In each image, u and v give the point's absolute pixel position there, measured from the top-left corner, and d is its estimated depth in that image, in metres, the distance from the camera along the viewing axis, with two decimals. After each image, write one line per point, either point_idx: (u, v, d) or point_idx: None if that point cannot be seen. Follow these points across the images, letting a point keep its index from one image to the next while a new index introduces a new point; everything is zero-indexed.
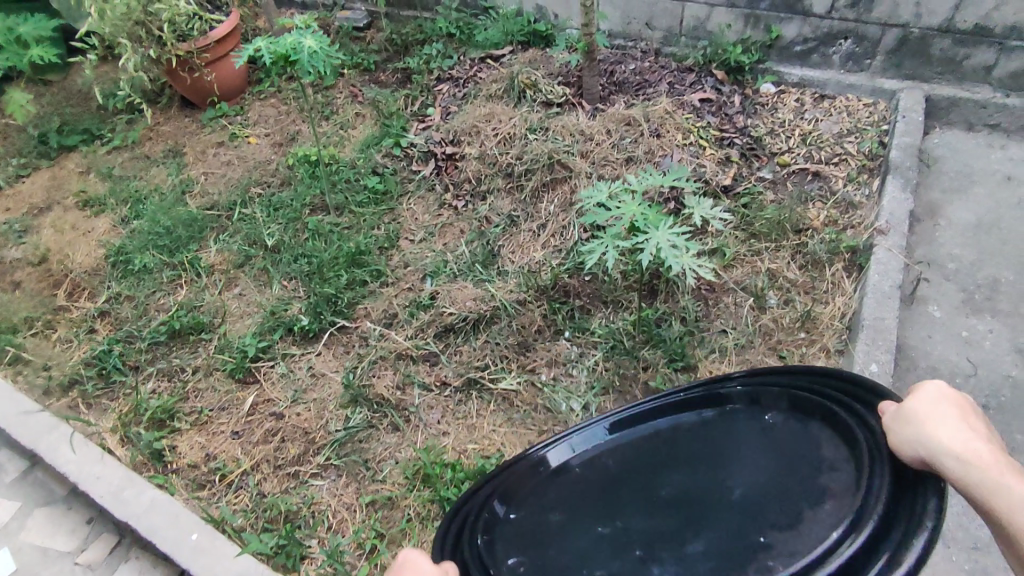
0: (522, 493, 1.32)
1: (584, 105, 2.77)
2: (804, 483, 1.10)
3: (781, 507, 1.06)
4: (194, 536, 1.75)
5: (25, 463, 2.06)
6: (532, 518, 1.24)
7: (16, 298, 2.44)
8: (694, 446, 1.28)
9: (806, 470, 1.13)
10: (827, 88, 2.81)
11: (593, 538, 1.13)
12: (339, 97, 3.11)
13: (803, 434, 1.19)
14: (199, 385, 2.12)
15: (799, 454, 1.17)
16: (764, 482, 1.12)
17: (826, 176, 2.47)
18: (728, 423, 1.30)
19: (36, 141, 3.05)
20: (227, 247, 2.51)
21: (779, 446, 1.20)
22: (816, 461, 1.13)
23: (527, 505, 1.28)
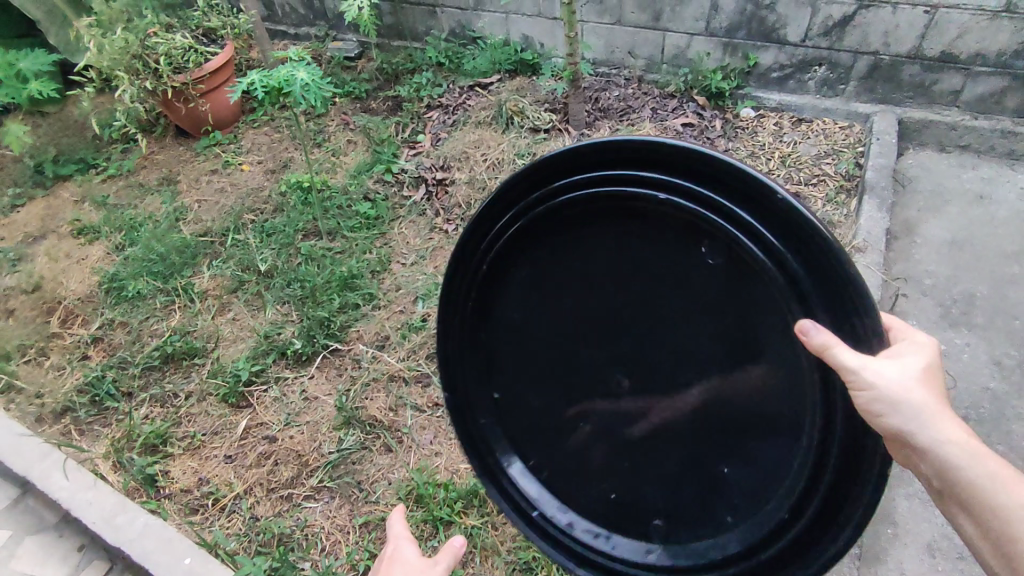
0: (480, 349, 1.22)
1: (571, 131, 2.85)
2: (765, 368, 0.97)
3: (746, 410, 1.00)
4: (186, 560, 1.73)
5: (16, 491, 2.05)
6: (508, 391, 1.22)
7: (9, 326, 2.45)
8: (635, 289, 1.07)
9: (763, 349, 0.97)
10: (805, 113, 2.93)
11: (584, 442, 1.17)
12: (331, 125, 3.18)
13: (749, 290, 0.96)
14: (192, 410, 2.13)
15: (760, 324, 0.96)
16: (726, 367, 1.01)
17: (805, 197, 2.55)
18: (663, 262, 1.04)
19: (31, 171, 3.09)
20: (221, 272, 2.55)
21: (732, 308, 0.99)
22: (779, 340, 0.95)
23: (491, 368, 1.22)
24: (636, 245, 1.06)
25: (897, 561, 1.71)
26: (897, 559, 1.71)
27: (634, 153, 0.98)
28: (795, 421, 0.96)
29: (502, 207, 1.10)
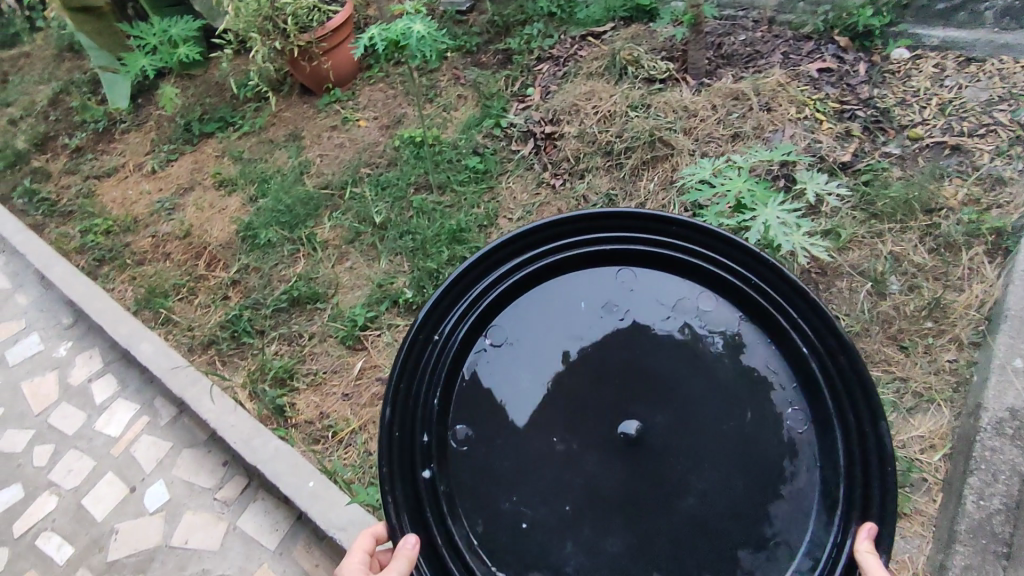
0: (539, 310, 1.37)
1: (689, 80, 2.67)
2: (753, 521, 1.14)
3: (711, 546, 1.13)
4: (311, 483, 1.96)
5: (174, 409, 2.35)
6: (518, 360, 1.32)
7: (167, 268, 2.77)
8: (719, 374, 1.27)
9: (758, 513, 1.15)
10: (976, 51, 2.50)
11: (545, 455, 1.22)
12: (443, 80, 3.20)
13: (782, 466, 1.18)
14: (315, 349, 2.31)
15: (764, 487, 1.16)
16: (716, 500, 1.16)
17: (967, 150, 2.22)
18: (750, 384, 1.26)
19: (181, 129, 3.41)
20: (341, 223, 2.70)
21: (770, 464, 1.18)
22: (768, 500, 1.16)
23: (514, 341, 1.34)
24: (715, 352, 1.29)
25: None
26: None
27: (783, 300, 1.26)
28: None
29: (659, 229, 1.36)
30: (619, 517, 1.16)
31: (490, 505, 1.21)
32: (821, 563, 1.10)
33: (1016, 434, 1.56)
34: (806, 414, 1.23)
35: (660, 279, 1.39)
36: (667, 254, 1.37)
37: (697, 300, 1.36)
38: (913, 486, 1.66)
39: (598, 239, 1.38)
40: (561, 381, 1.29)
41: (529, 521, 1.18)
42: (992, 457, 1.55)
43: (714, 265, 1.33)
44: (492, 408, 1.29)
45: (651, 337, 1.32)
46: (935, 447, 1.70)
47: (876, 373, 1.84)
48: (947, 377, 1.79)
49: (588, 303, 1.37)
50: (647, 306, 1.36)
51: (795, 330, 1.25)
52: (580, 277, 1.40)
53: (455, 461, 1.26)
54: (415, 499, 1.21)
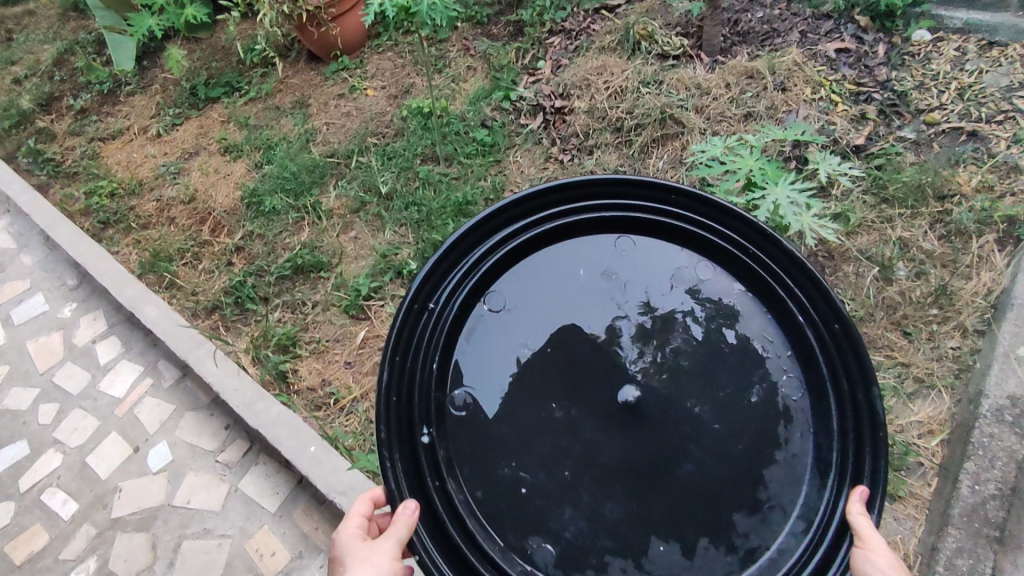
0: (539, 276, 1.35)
1: (703, 57, 2.63)
2: (745, 484, 1.16)
3: (706, 510, 1.15)
4: (312, 449, 1.98)
5: (178, 372, 2.37)
6: (516, 325, 1.31)
7: (171, 232, 2.77)
8: (718, 342, 1.27)
9: (751, 478, 1.17)
10: (997, 36, 2.46)
11: (542, 420, 1.22)
12: (453, 50, 3.14)
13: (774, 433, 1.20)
14: (318, 318, 2.32)
15: (757, 453, 1.18)
16: (712, 466, 1.17)
17: (983, 137, 2.19)
18: (747, 353, 1.26)
19: (187, 93, 3.37)
20: (346, 192, 2.68)
21: (762, 429, 1.20)
22: (761, 465, 1.17)
23: (513, 305, 1.33)
24: (714, 320, 1.29)
25: None
26: None
27: (782, 270, 1.27)
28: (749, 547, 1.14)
29: (659, 198, 1.35)
30: (618, 483, 1.17)
31: (488, 470, 1.22)
32: (814, 525, 1.13)
33: (1014, 421, 1.57)
34: (801, 382, 1.24)
35: (657, 246, 1.38)
36: (664, 221, 1.36)
37: (697, 269, 1.34)
38: (909, 469, 1.68)
39: (596, 206, 1.36)
40: (560, 347, 1.28)
41: (528, 485, 1.19)
42: (990, 444, 1.56)
43: (713, 236, 1.33)
44: (489, 373, 1.28)
45: (651, 305, 1.31)
46: (933, 432, 1.71)
47: (879, 357, 1.83)
48: (950, 364, 1.79)
49: (587, 270, 1.35)
50: (646, 272, 1.34)
51: (792, 299, 1.26)
52: (579, 245, 1.39)
53: (453, 424, 1.26)
54: (413, 467, 1.20)
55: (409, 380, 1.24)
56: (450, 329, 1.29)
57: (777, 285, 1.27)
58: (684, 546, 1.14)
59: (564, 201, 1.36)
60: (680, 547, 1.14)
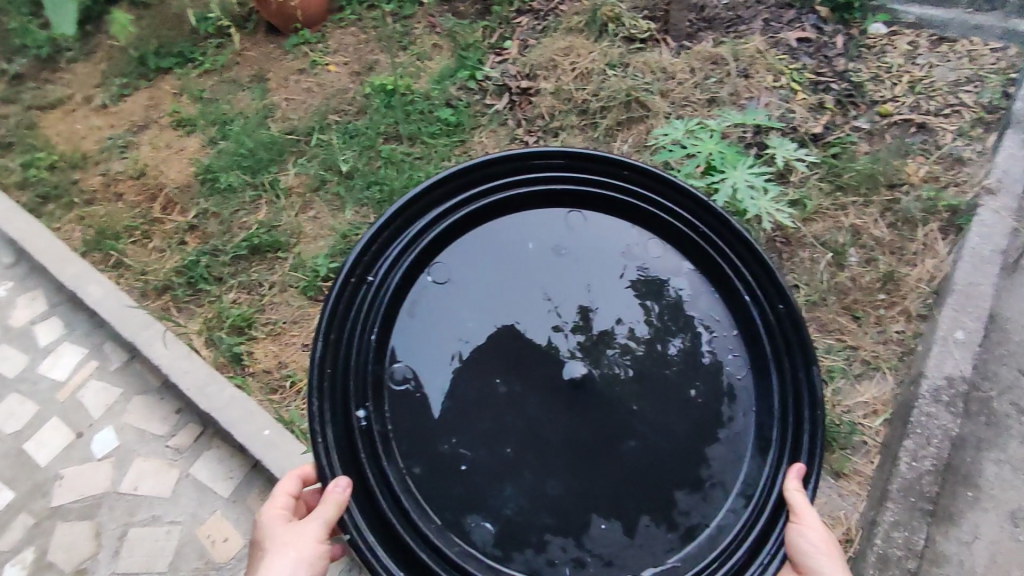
0: (486, 251, 1.34)
1: (669, 42, 2.63)
2: (684, 460, 1.20)
3: (646, 484, 1.18)
4: (266, 432, 1.93)
5: (126, 354, 2.28)
6: (463, 300, 1.29)
7: (119, 209, 2.64)
8: (664, 322, 1.29)
9: (690, 455, 1.21)
10: (949, 30, 2.52)
11: (488, 396, 1.22)
12: (418, 27, 3.07)
13: (716, 411, 1.24)
14: (275, 299, 2.26)
15: (697, 430, 1.22)
16: (653, 442, 1.20)
17: (933, 129, 2.25)
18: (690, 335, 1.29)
19: (135, 63, 3.20)
20: (305, 170, 2.60)
21: (703, 408, 1.24)
22: (700, 443, 1.21)
23: (459, 279, 1.31)
24: (660, 301, 1.31)
25: (973, 525, 1.62)
26: (973, 522, 1.62)
27: (729, 253, 1.30)
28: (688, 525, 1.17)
29: (610, 176, 1.35)
30: (561, 460, 1.18)
31: (429, 447, 1.20)
32: (753, 501, 1.17)
33: (950, 401, 1.65)
34: (744, 361, 1.28)
35: (606, 225, 1.39)
36: (615, 200, 1.37)
37: (645, 250, 1.37)
38: (854, 448, 1.74)
39: (547, 181, 1.35)
40: (506, 323, 1.27)
41: (470, 462, 1.19)
42: (928, 422, 1.63)
43: (663, 216, 1.35)
44: (434, 349, 1.26)
45: (598, 283, 1.31)
46: (877, 412, 1.78)
47: (830, 341, 1.89)
48: (894, 347, 1.86)
49: (536, 245, 1.35)
50: (595, 251, 1.35)
51: (738, 283, 1.29)
52: (529, 221, 1.38)
53: (393, 401, 1.23)
54: (349, 444, 1.16)
55: (346, 352, 1.19)
56: (393, 300, 1.26)
57: (723, 265, 1.30)
58: (625, 523, 1.15)
59: (513, 173, 1.34)
60: (621, 524, 1.15)
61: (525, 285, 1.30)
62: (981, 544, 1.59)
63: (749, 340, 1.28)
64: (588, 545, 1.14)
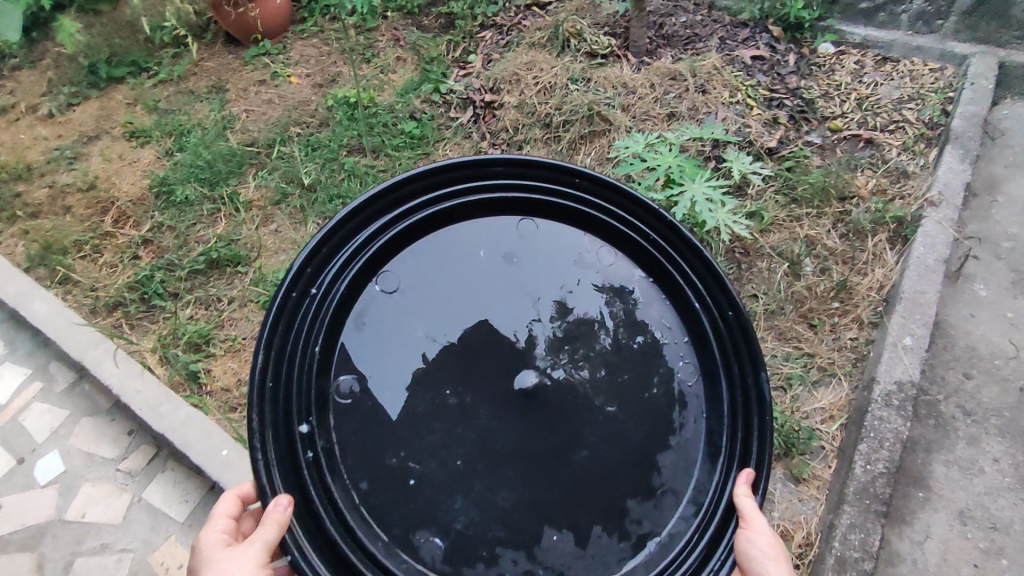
0: (435, 259, 1.33)
1: (630, 58, 2.68)
2: (636, 468, 1.20)
3: (597, 493, 1.18)
4: (224, 452, 1.87)
5: (73, 374, 2.18)
6: (412, 310, 1.28)
7: (66, 222, 2.54)
8: (616, 330, 1.30)
9: (642, 462, 1.21)
10: (891, 51, 2.64)
11: (438, 408, 1.21)
12: (381, 40, 3.06)
13: (667, 418, 1.25)
14: (234, 314, 2.20)
15: (649, 437, 1.23)
16: (606, 450, 1.20)
17: (879, 144, 2.35)
18: (642, 341, 1.30)
19: (86, 71, 3.10)
20: (266, 183, 2.55)
21: (654, 414, 1.25)
22: (652, 450, 1.22)
23: (408, 288, 1.30)
24: (611, 309, 1.32)
25: (925, 525, 1.68)
26: (925, 522, 1.68)
27: (679, 259, 1.31)
28: (641, 533, 1.18)
29: (562, 182, 1.36)
30: (513, 470, 1.18)
31: (377, 462, 1.18)
32: (703, 508, 1.18)
33: (900, 405, 1.71)
34: (695, 367, 1.29)
35: (558, 230, 1.39)
36: (566, 206, 1.37)
37: (598, 256, 1.37)
38: (812, 453, 1.79)
39: (498, 189, 1.35)
40: (456, 332, 1.26)
41: (419, 475, 1.17)
42: (880, 426, 1.69)
43: (616, 223, 1.35)
44: (382, 362, 1.24)
45: (549, 291, 1.31)
46: (833, 417, 1.83)
47: (788, 349, 1.94)
48: (848, 354, 1.92)
49: (486, 253, 1.34)
50: (547, 257, 1.35)
51: (689, 289, 1.30)
52: (480, 228, 1.37)
53: (340, 416, 1.21)
54: (293, 463, 1.14)
55: (289, 365, 1.17)
56: (338, 311, 1.24)
57: (674, 272, 1.31)
58: (577, 534, 1.15)
59: (463, 180, 1.34)
60: (573, 535, 1.15)
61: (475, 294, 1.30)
62: (932, 544, 1.65)
63: (699, 346, 1.30)
64: (539, 557, 1.14)
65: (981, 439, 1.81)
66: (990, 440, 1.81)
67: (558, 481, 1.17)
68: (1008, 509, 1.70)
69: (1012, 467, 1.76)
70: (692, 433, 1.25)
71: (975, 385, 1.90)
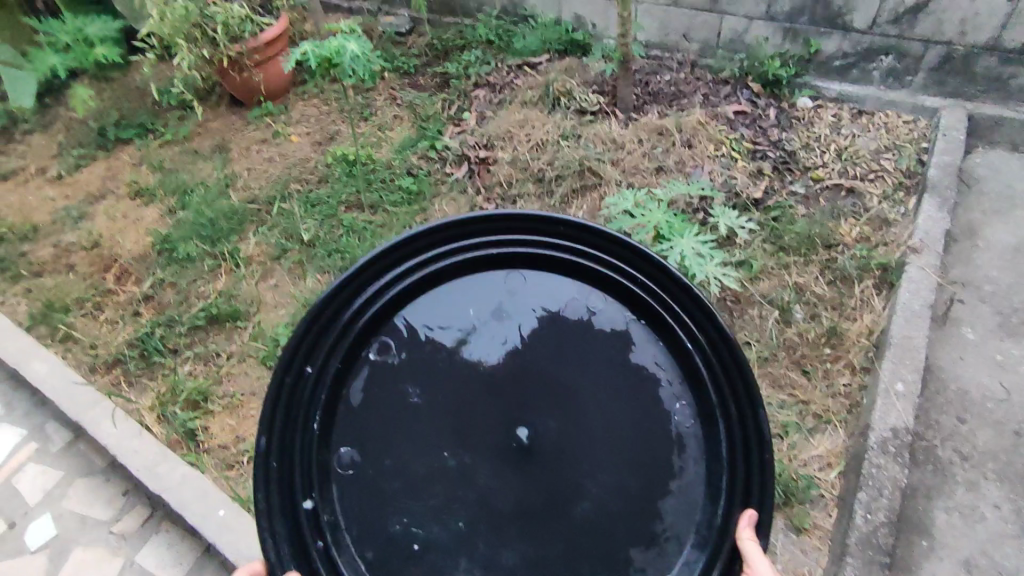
0: (428, 321, 1.37)
1: (618, 114, 2.80)
2: (637, 518, 1.21)
3: (600, 546, 1.18)
4: (220, 513, 1.85)
5: (70, 434, 2.18)
6: (408, 374, 1.32)
7: (69, 281, 2.58)
8: (610, 377, 1.32)
9: (643, 511, 1.22)
10: (866, 104, 2.77)
11: (436, 470, 1.23)
12: (379, 99, 3.19)
13: (666, 464, 1.25)
14: (233, 370, 2.22)
15: (648, 485, 1.23)
16: (605, 501, 1.21)
17: (861, 193, 2.44)
18: (636, 387, 1.31)
19: (94, 134, 3.21)
20: (266, 239, 2.61)
21: (652, 461, 1.25)
22: (653, 499, 1.23)
23: (403, 354, 1.34)
24: (605, 357, 1.34)
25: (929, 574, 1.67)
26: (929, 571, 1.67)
27: (668, 300, 1.33)
28: None
29: (546, 233, 1.38)
30: (514, 528, 1.19)
31: (381, 528, 1.20)
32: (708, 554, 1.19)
33: (897, 452, 1.72)
34: (691, 409, 1.30)
35: (546, 283, 1.42)
36: (553, 255, 1.40)
37: (588, 303, 1.39)
38: (812, 502, 1.79)
39: (485, 246, 1.38)
40: (451, 394, 1.29)
41: (423, 540, 1.18)
42: (879, 474, 1.69)
43: (603, 268, 1.38)
44: (380, 428, 1.27)
45: (542, 345, 1.34)
46: (832, 465, 1.83)
47: (783, 396, 1.96)
48: (843, 400, 1.95)
49: (478, 312, 1.38)
50: (538, 311, 1.38)
51: (679, 330, 1.31)
52: (471, 287, 1.41)
53: (342, 486, 1.24)
54: (300, 541, 1.18)
55: (288, 446, 1.20)
56: (333, 385, 1.27)
57: (663, 313, 1.33)
58: None
59: (450, 241, 1.37)
60: None
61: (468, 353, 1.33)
62: None
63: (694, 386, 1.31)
64: None
65: (980, 484, 1.81)
66: (989, 485, 1.81)
67: (560, 537, 1.18)
68: (1012, 556, 1.69)
69: (1012, 512, 1.77)
70: (692, 478, 1.25)
71: (970, 429, 1.91)
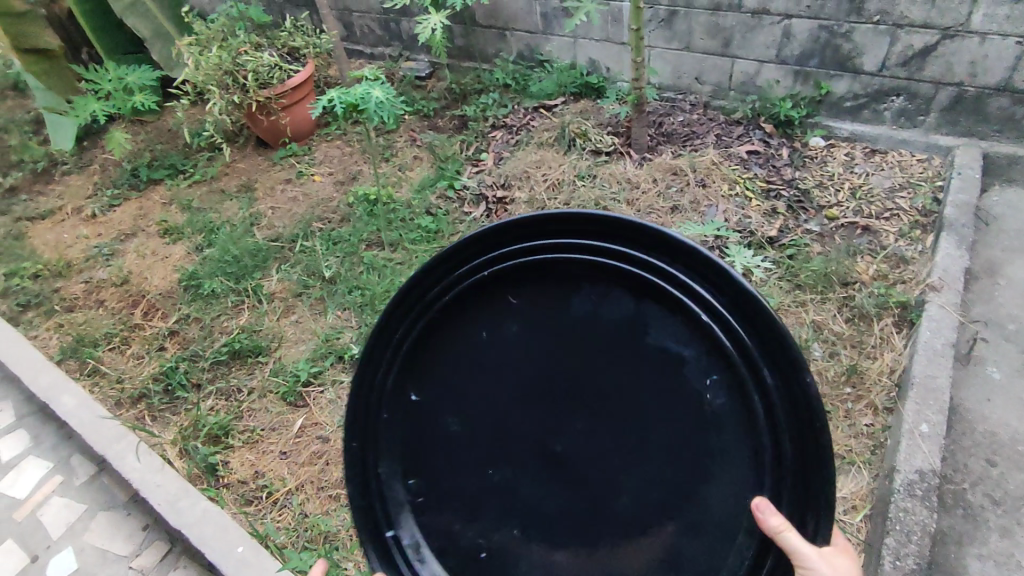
0: (431, 341, 1.23)
1: (632, 154, 2.86)
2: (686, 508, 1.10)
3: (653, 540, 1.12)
4: (239, 549, 1.85)
5: (94, 467, 2.21)
6: (426, 399, 1.23)
7: (99, 316, 2.66)
8: (628, 361, 1.13)
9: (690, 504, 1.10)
10: (879, 143, 2.81)
11: (482, 485, 1.19)
12: (400, 141, 3.30)
13: (706, 453, 1.08)
14: (254, 405, 2.25)
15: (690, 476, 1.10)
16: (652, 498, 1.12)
17: (876, 231, 2.45)
18: (661, 369, 1.11)
19: (128, 175, 3.35)
20: (289, 276, 2.68)
21: (689, 451, 1.09)
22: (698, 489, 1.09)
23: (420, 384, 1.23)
24: (624, 341, 1.14)
25: None
26: None
27: (689, 260, 1.03)
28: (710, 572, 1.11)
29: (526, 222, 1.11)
30: (564, 535, 1.15)
31: (448, 540, 1.21)
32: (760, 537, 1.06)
33: (924, 496, 1.68)
34: (721, 384, 1.07)
35: (554, 284, 1.18)
36: (535, 243, 1.15)
37: (585, 280, 1.16)
38: None
39: (466, 260, 1.17)
40: (474, 409, 1.20)
41: (489, 548, 1.19)
42: (906, 518, 1.65)
43: (598, 242, 1.11)
44: (418, 452, 1.23)
45: (554, 339, 1.17)
46: (857, 508, 1.80)
47: None
48: (866, 441, 1.92)
49: (479, 323, 1.21)
50: (541, 306, 1.19)
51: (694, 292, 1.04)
52: (466, 300, 1.21)
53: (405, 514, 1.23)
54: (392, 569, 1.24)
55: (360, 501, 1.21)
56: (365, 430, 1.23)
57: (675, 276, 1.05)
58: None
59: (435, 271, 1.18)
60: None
61: (481, 364, 1.20)
62: None
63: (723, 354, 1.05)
64: None
65: (1014, 530, 1.75)
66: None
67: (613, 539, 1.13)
68: None
69: None
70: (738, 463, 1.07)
71: (1000, 473, 1.86)
